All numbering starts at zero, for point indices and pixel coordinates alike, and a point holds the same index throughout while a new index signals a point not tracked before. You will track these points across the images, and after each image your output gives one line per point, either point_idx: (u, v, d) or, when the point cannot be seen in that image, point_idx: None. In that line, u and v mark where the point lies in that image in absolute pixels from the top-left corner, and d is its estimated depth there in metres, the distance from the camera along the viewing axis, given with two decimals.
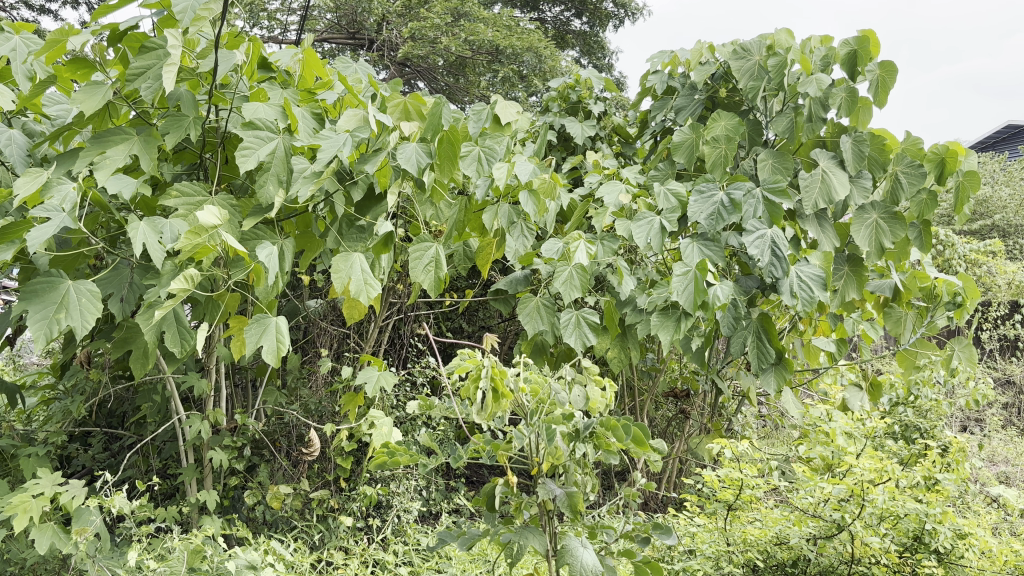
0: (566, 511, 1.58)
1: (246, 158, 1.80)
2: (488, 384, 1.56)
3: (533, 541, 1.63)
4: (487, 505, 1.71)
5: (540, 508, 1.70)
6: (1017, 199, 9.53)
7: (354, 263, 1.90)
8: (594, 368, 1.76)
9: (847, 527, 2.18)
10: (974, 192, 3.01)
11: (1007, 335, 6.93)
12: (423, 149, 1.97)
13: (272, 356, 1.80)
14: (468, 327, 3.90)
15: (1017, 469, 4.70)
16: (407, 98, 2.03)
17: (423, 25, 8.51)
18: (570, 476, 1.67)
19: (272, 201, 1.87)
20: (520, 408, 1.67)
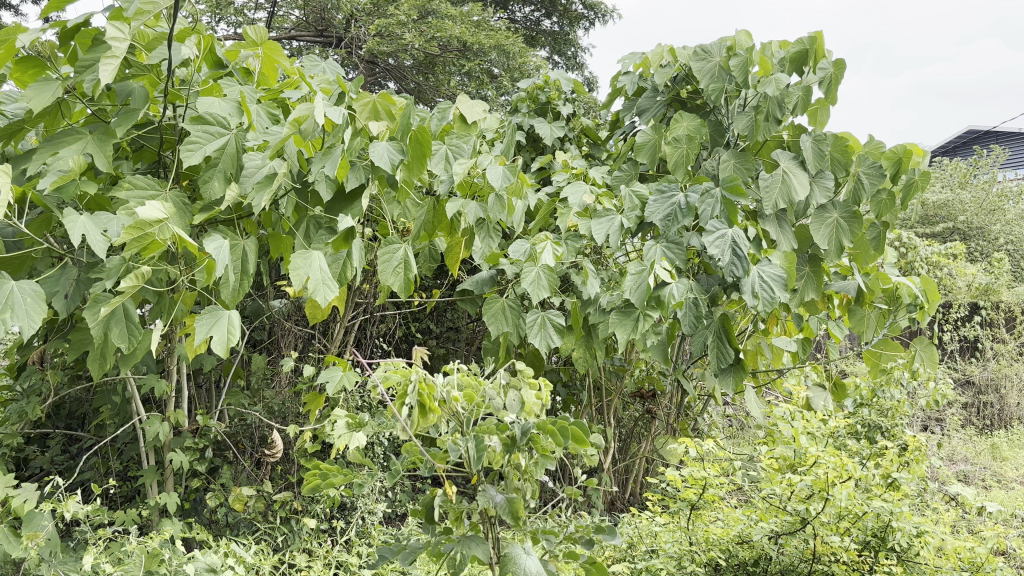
0: (507, 518, 1.60)
1: (191, 152, 1.79)
2: (415, 401, 1.55)
3: (476, 550, 1.62)
4: (425, 516, 1.71)
5: (482, 516, 1.70)
6: (977, 202, 9.71)
7: (312, 262, 1.90)
8: (527, 371, 1.71)
9: (810, 523, 2.20)
10: (925, 190, 3.05)
11: (967, 336, 7.07)
12: (394, 147, 2.00)
13: (221, 347, 1.81)
14: (436, 327, 3.88)
15: (976, 468, 4.79)
16: (377, 97, 2.00)
17: (391, 23, 8.44)
18: (511, 482, 1.64)
19: (217, 197, 1.85)
20: (457, 416, 1.66)
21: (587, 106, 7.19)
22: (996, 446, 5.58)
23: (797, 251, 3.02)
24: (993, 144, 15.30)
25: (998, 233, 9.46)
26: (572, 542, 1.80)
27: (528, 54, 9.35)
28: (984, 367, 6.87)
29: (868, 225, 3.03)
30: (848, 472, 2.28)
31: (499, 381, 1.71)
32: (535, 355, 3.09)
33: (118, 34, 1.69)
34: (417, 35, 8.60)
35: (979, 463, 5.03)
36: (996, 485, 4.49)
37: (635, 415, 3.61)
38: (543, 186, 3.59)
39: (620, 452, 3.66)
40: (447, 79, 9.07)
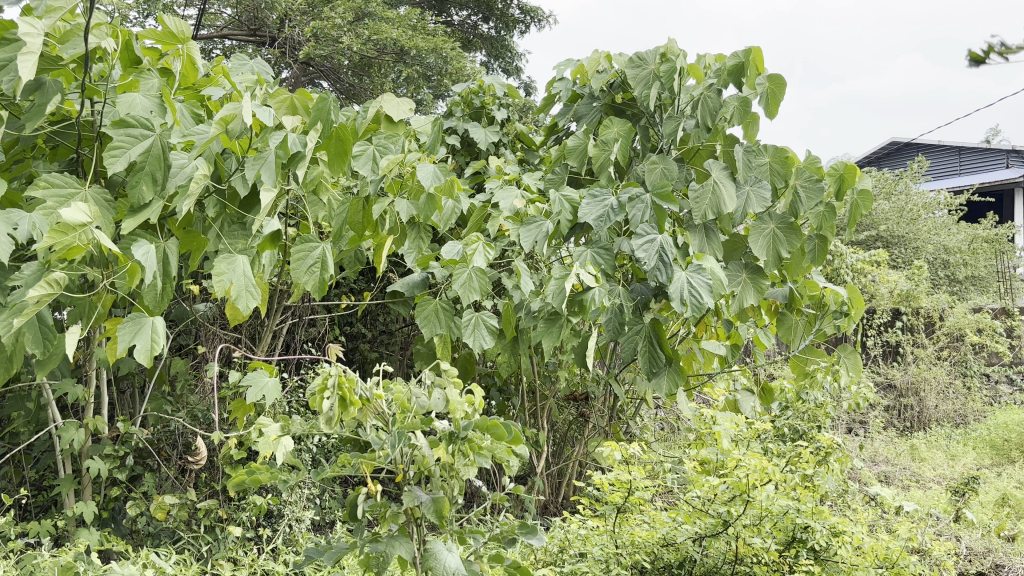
0: (431, 517, 1.63)
1: (115, 159, 1.75)
2: (334, 393, 1.57)
3: (400, 549, 1.63)
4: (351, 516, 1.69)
5: (408, 517, 1.71)
6: (897, 212, 10.06)
7: (236, 267, 1.95)
8: (455, 370, 1.76)
9: (731, 524, 2.26)
10: (866, 211, 3.24)
11: (889, 341, 7.30)
12: (301, 139, 2.00)
13: (145, 356, 1.80)
14: (369, 332, 3.84)
15: (895, 469, 4.96)
16: (294, 93, 2.02)
17: (324, 24, 8.33)
18: (437, 481, 1.68)
19: (144, 201, 1.80)
20: (384, 416, 1.67)
21: (523, 110, 7.20)
22: (915, 447, 5.78)
23: (730, 259, 3.05)
24: (914, 156, 15.86)
25: (917, 241, 9.83)
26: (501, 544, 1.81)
27: (464, 57, 9.36)
28: (904, 371, 7.10)
29: (806, 237, 3.10)
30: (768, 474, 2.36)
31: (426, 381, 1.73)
32: (466, 360, 3.09)
33: (30, 29, 1.65)
34: (354, 37, 8.50)
35: (898, 464, 5.21)
36: (914, 485, 4.64)
37: (568, 419, 3.63)
38: (476, 191, 3.59)
39: (553, 456, 3.68)
40: (383, 81, 8.97)
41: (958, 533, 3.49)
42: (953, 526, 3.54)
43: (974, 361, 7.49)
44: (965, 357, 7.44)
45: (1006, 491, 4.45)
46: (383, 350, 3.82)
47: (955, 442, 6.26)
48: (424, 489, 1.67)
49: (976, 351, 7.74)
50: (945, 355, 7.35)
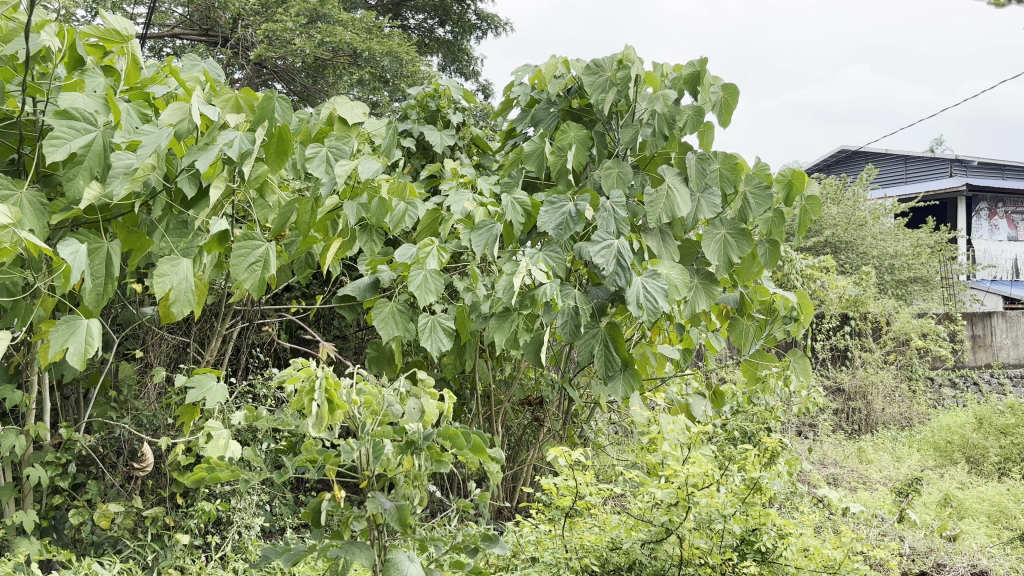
0: (395, 524, 1.62)
1: (55, 148, 1.71)
2: (322, 395, 1.54)
3: (360, 556, 1.62)
4: (313, 519, 1.71)
5: (369, 522, 1.71)
6: (845, 218, 10.28)
7: (178, 269, 1.91)
8: (430, 380, 1.78)
9: (675, 532, 2.28)
10: (816, 216, 3.28)
11: (837, 345, 7.44)
12: (249, 137, 1.96)
13: (79, 359, 1.76)
14: (322, 336, 3.79)
15: (843, 471, 5.05)
16: (238, 92, 2.02)
17: (277, 24, 8.24)
18: (401, 490, 1.69)
19: (82, 195, 1.78)
20: (354, 420, 1.67)
21: (478, 115, 7.21)
22: (862, 450, 5.90)
23: (685, 264, 3.12)
24: (863, 164, 16.20)
25: (865, 247, 10.04)
26: (456, 552, 1.81)
27: (418, 60, 9.31)
28: (852, 375, 7.25)
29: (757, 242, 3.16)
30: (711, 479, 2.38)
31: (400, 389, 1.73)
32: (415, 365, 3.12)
33: None
34: (307, 37, 8.42)
35: (846, 466, 5.31)
36: (860, 487, 4.74)
37: (523, 423, 3.63)
38: (432, 194, 3.58)
39: (508, 460, 3.67)
40: (337, 83, 8.91)
41: (901, 532, 3.58)
42: (896, 527, 3.64)
43: (919, 365, 7.67)
44: (910, 360, 7.61)
45: (948, 491, 4.57)
46: (336, 354, 3.79)
47: (900, 445, 6.41)
48: (388, 496, 1.68)
49: (921, 355, 7.93)
50: (891, 358, 7.52)
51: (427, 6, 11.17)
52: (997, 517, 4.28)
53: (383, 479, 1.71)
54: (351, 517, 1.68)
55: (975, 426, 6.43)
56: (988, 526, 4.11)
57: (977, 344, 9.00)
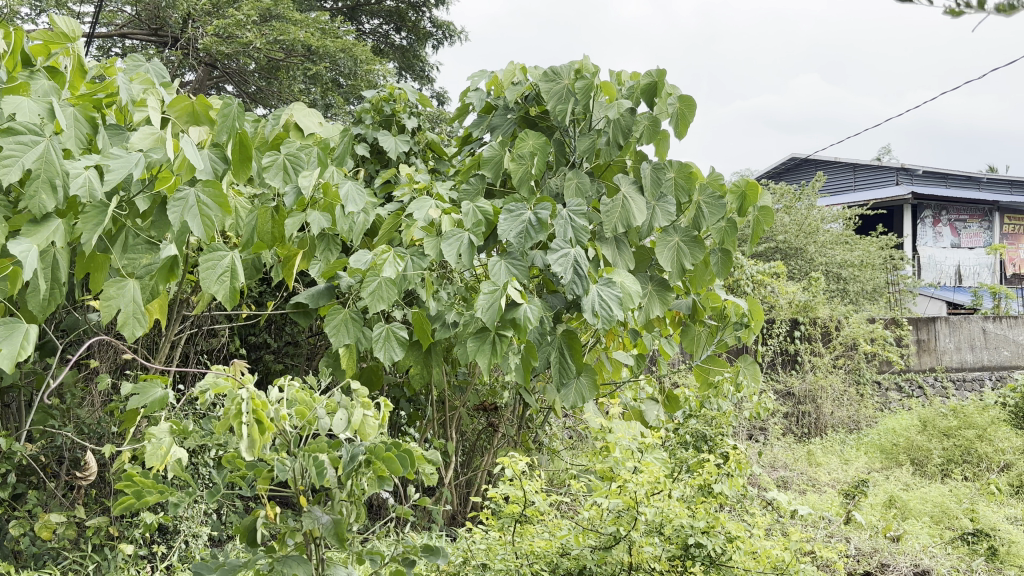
0: (333, 539, 1.65)
1: (6, 167, 1.65)
2: (250, 417, 1.54)
3: (297, 570, 1.62)
4: (246, 537, 1.67)
5: (305, 537, 1.71)
6: (796, 225, 10.49)
7: (125, 292, 1.90)
8: (364, 391, 1.79)
9: (623, 539, 2.30)
10: (768, 227, 3.33)
11: (787, 350, 7.58)
12: (218, 155, 1.96)
13: (8, 361, 1.72)
14: (274, 342, 3.76)
15: (792, 474, 5.14)
16: (194, 100, 1.93)
17: (228, 23, 8.11)
18: (335, 502, 1.70)
19: (46, 211, 1.71)
20: (285, 435, 1.67)
21: (432, 119, 7.20)
22: (811, 453, 6.01)
23: (639, 270, 3.13)
24: (813, 172, 16.51)
25: (814, 254, 10.24)
26: (398, 562, 1.81)
27: (374, 63, 9.27)
28: (802, 379, 7.37)
29: (710, 250, 3.20)
30: (661, 486, 2.40)
31: (333, 401, 1.74)
32: (370, 371, 3.01)
33: None
34: (259, 36, 8.31)
35: (795, 468, 5.41)
36: (809, 490, 4.83)
37: (477, 429, 3.64)
38: (387, 200, 3.56)
39: (462, 466, 3.67)
40: (291, 85, 8.82)
41: (848, 534, 3.65)
42: (841, 528, 3.71)
43: (866, 369, 7.84)
44: (857, 364, 7.76)
45: (893, 493, 4.67)
46: (289, 360, 3.75)
47: (848, 448, 6.54)
48: (323, 509, 1.70)
49: (868, 359, 8.10)
50: (840, 363, 7.65)
51: (382, 11, 11.15)
52: (940, 517, 4.39)
53: (319, 493, 1.73)
54: (286, 531, 1.69)
55: (919, 429, 6.59)
56: (930, 526, 4.21)
57: (922, 349, 9.22)
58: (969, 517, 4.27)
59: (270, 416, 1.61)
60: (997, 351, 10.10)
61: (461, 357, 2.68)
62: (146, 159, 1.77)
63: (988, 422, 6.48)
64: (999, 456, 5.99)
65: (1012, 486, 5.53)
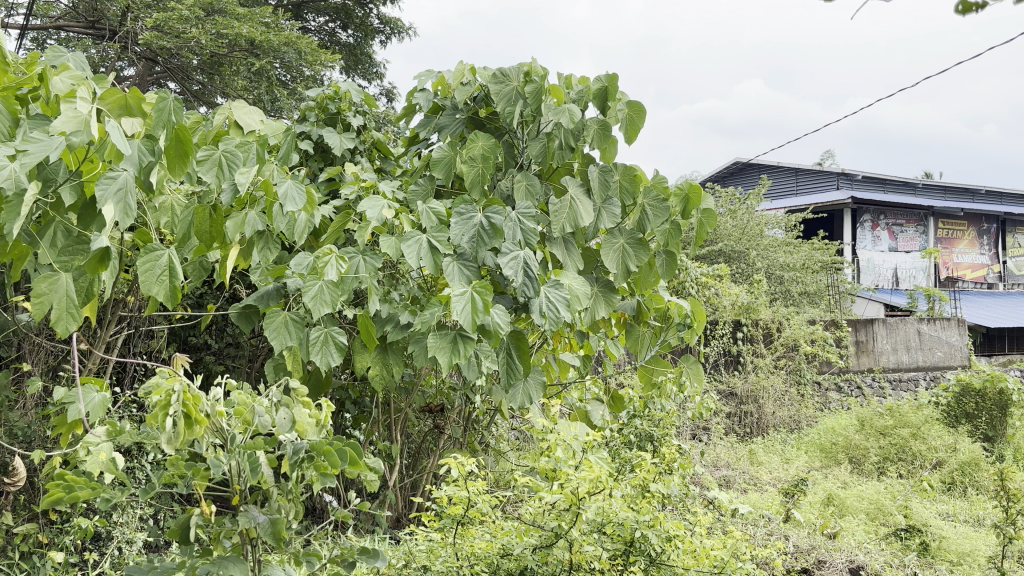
0: (269, 539, 1.61)
1: None
2: (179, 410, 1.51)
3: (233, 571, 1.59)
4: (179, 537, 1.61)
5: (242, 539, 1.69)
6: (738, 228, 10.67)
7: (58, 286, 1.84)
8: (304, 391, 1.76)
9: (564, 536, 2.30)
10: (711, 229, 3.38)
11: (730, 351, 7.67)
12: (149, 146, 1.84)
13: None
14: (215, 343, 3.70)
15: (734, 473, 5.23)
16: (126, 92, 1.82)
17: (170, 16, 7.94)
18: (275, 503, 1.67)
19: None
20: (220, 432, 1.62)
21: (378, 118, 7.15)
22: (753, 452, 6.13)
23: (585, 272, 3.16)
24: (756, 176, 16.79)
25: (756, 256, 10.43)
26: (336, 565, 1.79)
27: (320, 60, 9.20)
28: (744, 379, 7.49)
29: (654, 253, 3.23)
30: (602, 485, 2.41)
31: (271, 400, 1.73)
32: (318, 375, 2.95)
33: None
34: (203, 32, 8.16)
35: (737, 468, 5.49)
36: (750, 488, 4.91)
37: (423, 430, 3.62)
38: (331, 198, 3.51)
39: (408, 468, 3.65)
40: (234, 81, 8.68)
41: (786, 532, 3.72)
42: (780, 526, 3.79)
43: (806, 370, 8.01)
44: (798, 365, 7.93)
45: (830, 491, 4.78)
46: (230, 362, 3.69)
47: (789, 447, 6.69)
48: (260, 509, 1.66)
49: (808, 359, 8.28)
50: (781, 364, 7.79)
51: (328, 9, 11.03)
52: (875, 514, 4.49)
53: (256, 493, 1.70)
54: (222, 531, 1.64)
55: (857, 428, 6.76)
56: (866, 523, 4.32)
57: (860, 350, 9.45)
58: (903, 513, 4.38)
59: (204, 412, 1.58)
60: (932, 352, 10.40)
61: (416, 354, 2.64)
62: (69, 144, 1.65)
63: (922, 421, 6.67)
64: (931, 453, 6.19)
65: (944, 484, 5.71)
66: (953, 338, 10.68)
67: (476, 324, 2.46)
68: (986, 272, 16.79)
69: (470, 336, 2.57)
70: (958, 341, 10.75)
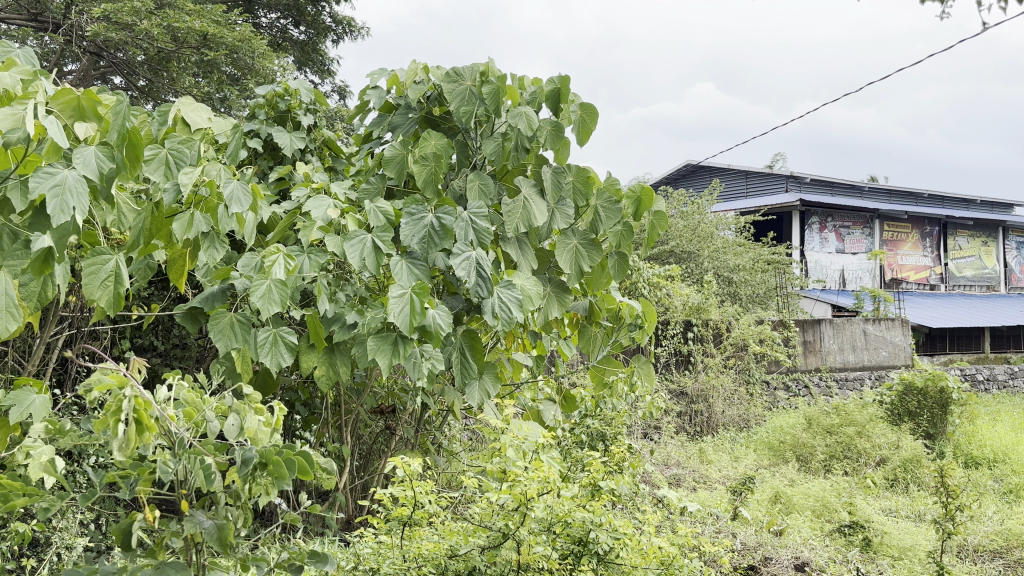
0: (215, 544, 1.59)
1: None
2: (132, 416, 1.43)
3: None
4: (122, 541, 1.58)
5: (187, 543, 1.66)
6: (689, 229, 10.80)
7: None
8: (257, 398, 1.75)
9: (512, 536, 2.31)
10: (662, 230, 3.42)
11: (681, 351, 7.76)
12: (106, 153, 1.78)
13: None
14: (161, 344, 3.64)
15: (684, 472, 5.29)
16: (79, 93, 1.75)
17: (118, 8, 7.79)
18: (221, 508, 1.64)
19: None
20: (169, 436, 1.59)
21: (330, 116, 7.09)
22: (703, 450, 6.21)
23: (538, 272, 3.18)
24: (707, 178, 17.00)
25: (705, 257, 10.58)
26: (278, 570, 1.77)
27: (272, 58, 9.10)
28: (694, 379, 7.58)
29: (607, 253, 3.25)
30: (549, 484, 2.42)
31: (223, 406, 1.69)
32: (264, 376, 2.90)
33: None
34: (153, 26, 8.03)
35: (687, 467, 5.56)
36: (699, 486, 4.98)
37: (375, 431, 3.61)
38: (281, 197, 3.47)
39: (358, 469, 3.64)
40: (182, 77, 8.54)
41: (735, 529, 3.79)
42: (727, 524, 3.85)
43: (755, 369, 8.15)
44: (747, 365, 8.07)
45: (778, 489, 4.87)
46: (177, 363, 3.63)
47: (738, 445, 6.80)
48: (206, 514, 1.64)
49: (757, 359, 8.42)
50: (730, 363, 7.90)
51: (280, 6, 10.90)
52: (820, 511, 4.59)
53: (202, 497, 1.67)
54: (166, 536, 1.62)
55: (804, 427, 6.89)
56: (812, 520, 4.41)
57: (808, 349, 9.63)
58: (847, 509, 4.47)
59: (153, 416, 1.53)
60: (876, 352, 10.64)
61: (360, 357, 2.63)
62: (6, 144, 1.58)
63: (867, 419, 6.82)
64: (875, 451, 6.33)
65: (888, 480, 5.86)
66: (897, 338, 10.95)
67: (413, 327, 2.46)
68: (929, 273, 17.23)
69: (411, 338, 2.56)
70: (902, 341, 11.02)
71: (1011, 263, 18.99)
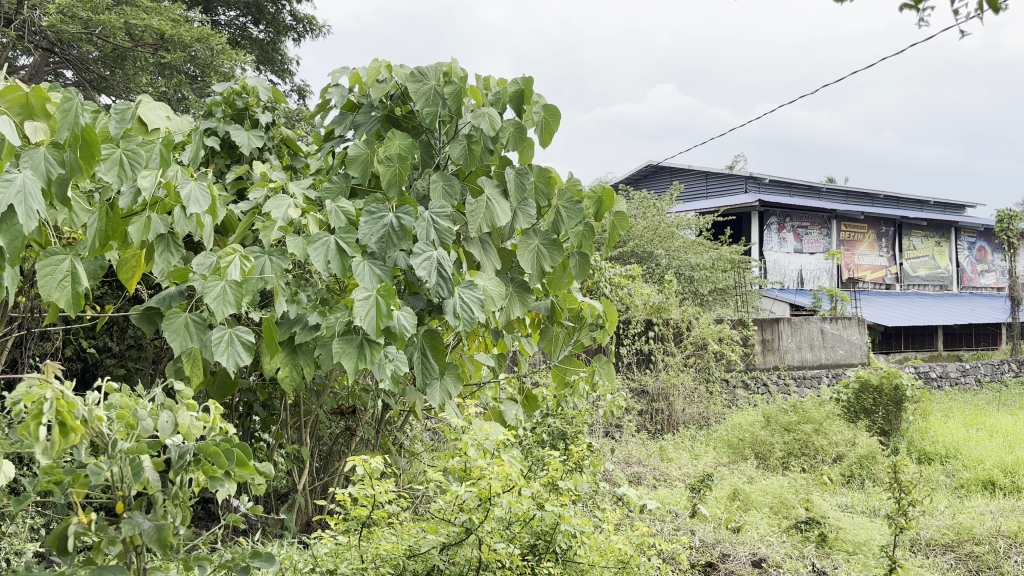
0: (154, 545, 1.58)
1: None
2: (53, 419, 1.37)
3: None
4: (58, 547, 1.55)
5: (125, 546, 1.63)
6: (650, 229, 10.88)
7: None
8: (188, 394, 1.71)
9: (475, 533, 2.31)
10: (623, 231, 3.44)
11: (642, 350, 7.81)
12: (56, 154, 1.75)
13: None
14: (115, 345, 3.58)
15: (644, 470, 5.33)
16: (27, 90, 1.72)
17: (73, 4, 7.65)
18: (159, 509, 1.63)
19: None
20: (102, 439, 1.54)
21: (290, 116, 7.05)
22: (663, 449, 6.26)
23: (501, 272, 3.18)
24: (668, 179, 17.14)
25: (665, 257, 10.67)
26: (226, 571, 1.75)
27: (231, 56, 8.99)
28: (655, 378, 7.64)
29: (568, 254, 3.27)
30: (512, 481, 2.42)
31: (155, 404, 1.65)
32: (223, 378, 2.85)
33: None
34: (107, 23, 7.89)
35: (648, 465, 5.61)
36: (659, 485, 5.02)
37: (335, 432, 3.59)
38: (239, 197, 3.42)
39: (318, 470, 3.62)
40: (138, 76, 8.40)
41: (693, 527, 3.82)
42: (686, 522, 3.89)
43: (714, 368, 8.23)
44: (706, 363, 8.15)
45: (736, 486, 4.92)
46: (131, 364, 3.56)
47: (697, 443, 6.87)
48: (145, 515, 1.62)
49: (717, 358, 8.51)
50: (690, 362, 7.96)
51: (239, 4, 10.78)
52: (778, 508, 4.65)
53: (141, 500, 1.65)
54: (104, 541, 1.58)
55: (762, 425, 6.98)
56: (769, 517, 4.46)
57: (766, 348, 9.75)
58: (804, 505, 4.53)
59: (81, 417, 1.48)
60: (834, 350, 10.82)
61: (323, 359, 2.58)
62: None
63: (824, 416, 6.93)
64: (832, 447, 6.43)
65: (844, 476, 5.95)
66: (854, 338, 11.14)
67: (380, 329, 2.45)
68: (884, 273, 17.55)
69: (376, 341, 2.54)
70: (858, 340, 11.21)
71: (963, 263, 19.41)
